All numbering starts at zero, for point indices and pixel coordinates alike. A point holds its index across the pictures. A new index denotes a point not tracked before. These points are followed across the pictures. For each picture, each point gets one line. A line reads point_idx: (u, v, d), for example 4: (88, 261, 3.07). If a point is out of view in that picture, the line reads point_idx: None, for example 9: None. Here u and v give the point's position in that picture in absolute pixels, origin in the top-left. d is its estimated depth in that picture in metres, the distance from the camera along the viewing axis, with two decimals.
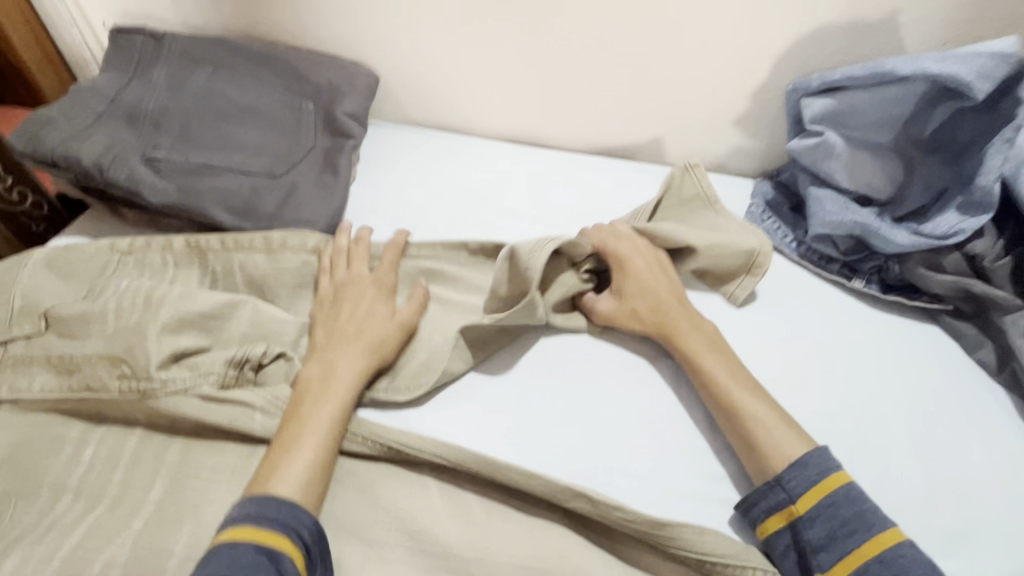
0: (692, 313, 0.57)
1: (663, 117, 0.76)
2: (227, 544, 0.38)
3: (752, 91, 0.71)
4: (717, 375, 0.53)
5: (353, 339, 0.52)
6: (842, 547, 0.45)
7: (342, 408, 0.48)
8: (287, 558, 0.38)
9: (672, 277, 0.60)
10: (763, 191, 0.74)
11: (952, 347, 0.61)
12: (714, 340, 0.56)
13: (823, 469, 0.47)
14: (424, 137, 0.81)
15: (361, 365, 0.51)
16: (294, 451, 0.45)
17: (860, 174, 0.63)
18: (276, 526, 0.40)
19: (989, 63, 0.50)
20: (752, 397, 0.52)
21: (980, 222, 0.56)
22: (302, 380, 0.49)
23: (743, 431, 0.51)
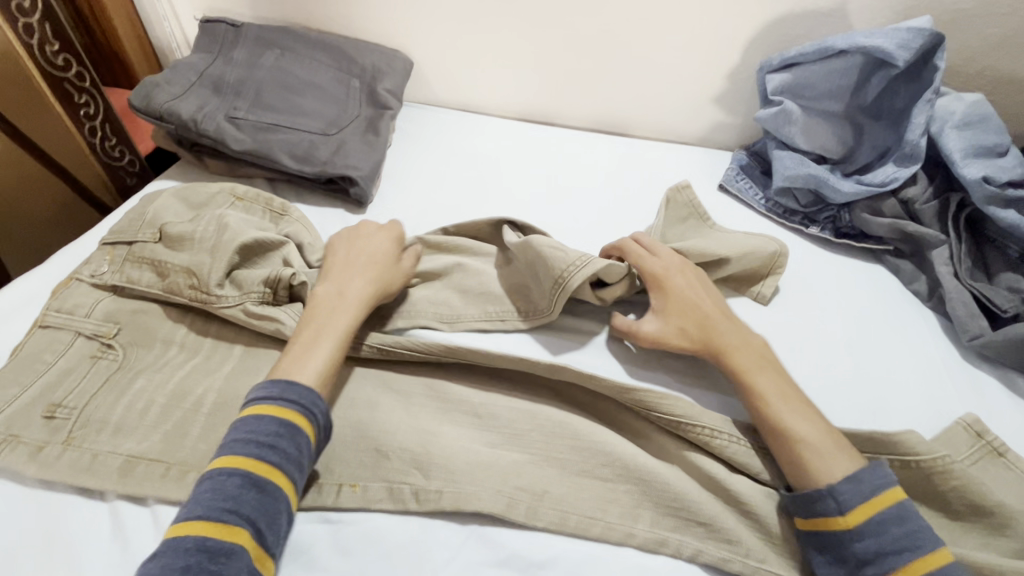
0: (739, 330, 0.55)
1: (654, 93, 0.88)
2: (252, 416, 0.46)
3: (728, 71, 0.83)
4: (771, 397, 0.50)
5: (363, 270, 0.59)
6: (891, 564, 0.42)
7: (349, 330, 0.54)
8: (307, 436, 0.47)
9: (715, 294, 0.58)
10: (739, 158, 0.85)
11: (891, 281, 0.70)
12: (764, 356, 0.53)
13: (878, 486, 0.44)
14: (448, 114, 0.95)
15: (368, 294, 0.57)
16: (309, 350, 0.51)
17: (815, 136, 0.73)
18: (294, 405, 0.47)
19: (908, 36, 0.63)
20: (802, 415, 0.49)
21: (911, 171, 0.67)
22: (320, 296, 0.56)
23: (792, 450, 0.47)
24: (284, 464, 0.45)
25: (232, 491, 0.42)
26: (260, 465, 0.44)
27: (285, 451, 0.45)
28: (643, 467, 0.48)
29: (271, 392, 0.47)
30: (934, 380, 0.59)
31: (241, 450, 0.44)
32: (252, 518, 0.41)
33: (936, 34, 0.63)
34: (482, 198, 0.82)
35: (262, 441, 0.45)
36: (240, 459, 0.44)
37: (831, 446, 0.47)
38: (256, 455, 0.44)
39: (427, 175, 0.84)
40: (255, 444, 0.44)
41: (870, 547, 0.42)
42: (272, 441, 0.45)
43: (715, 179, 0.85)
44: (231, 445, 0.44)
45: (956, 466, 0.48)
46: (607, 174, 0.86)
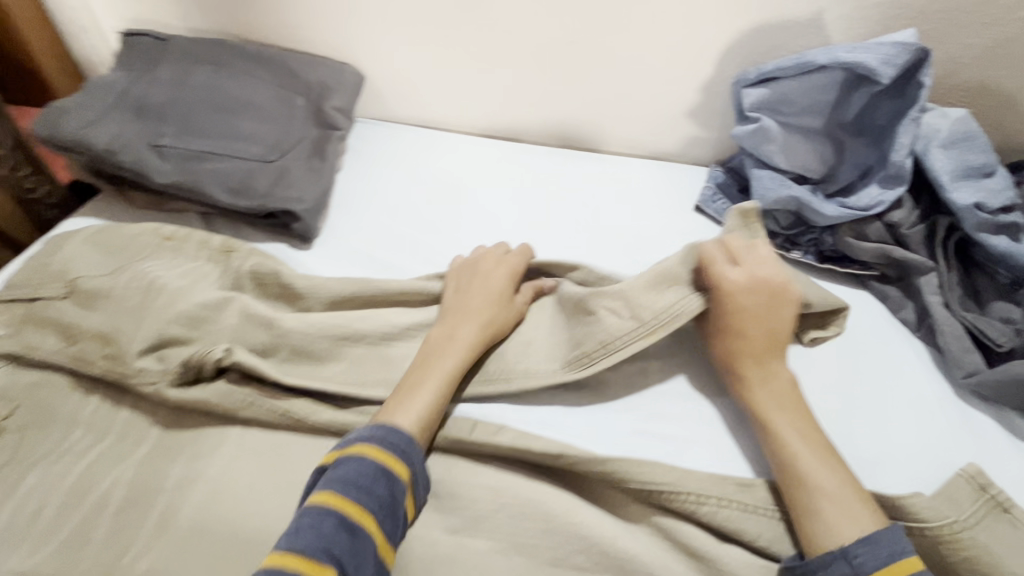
0: (781, 360, 0.50)
1: (625, 107, 0.82)
2: (355, 455, 0.42)
3: (701, 84, 0.78)
4: (789, 436, 0.46)
5: (475, 310, 0.54)
6: None
7: (452, 373, 0.49)
8: (402, 482, 0.42)
9: (785, 318, 0.51)
10: (715, 176, 0.80)
11: (878, 309, 0.66)
12: (795, 394, 0.49)
13: (901, 551, 0.39)
14: (405, 131, 0.88)
15: (480, 335, 0.52)
16: (412, 393, 0.47)
17: (795, 155, 0.69)
18: (394, 449, 0.43)
19: (892, 50, 0.59)
20: (823, 460, 0.45)
21: (896, 193, 0.63)
22: (433, 338, 0.52)
23: (800, 496, 0.44)
24: (376, 510, 0.40)
25: (328, 533, 0.37)
26: (354, 508, 0.39)
27: (379, 496, 0.40)
28: (622, 553, 0.42)
29: (374, 431, 0.43)
30: (929, 427, 0.54)
31: (339, 489, 0.40)
32: (343, 566, 0.37)
33: (922, 48, 0.59)
34: (442, 225, 0.75)
35: (360, 482, 0.40)
36: (341, 499, 0.39)
37: (849, 495, 0.43)
38: (353, 497, 0.40)
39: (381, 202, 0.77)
40: (355, 485, 0.40)
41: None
42: (370, 484, 0.40)
43: (691, 199, 0.80)
44: (328, 482, 0.40)
45: (964, 535, 0.44)
46: (578, 195, 0.80)
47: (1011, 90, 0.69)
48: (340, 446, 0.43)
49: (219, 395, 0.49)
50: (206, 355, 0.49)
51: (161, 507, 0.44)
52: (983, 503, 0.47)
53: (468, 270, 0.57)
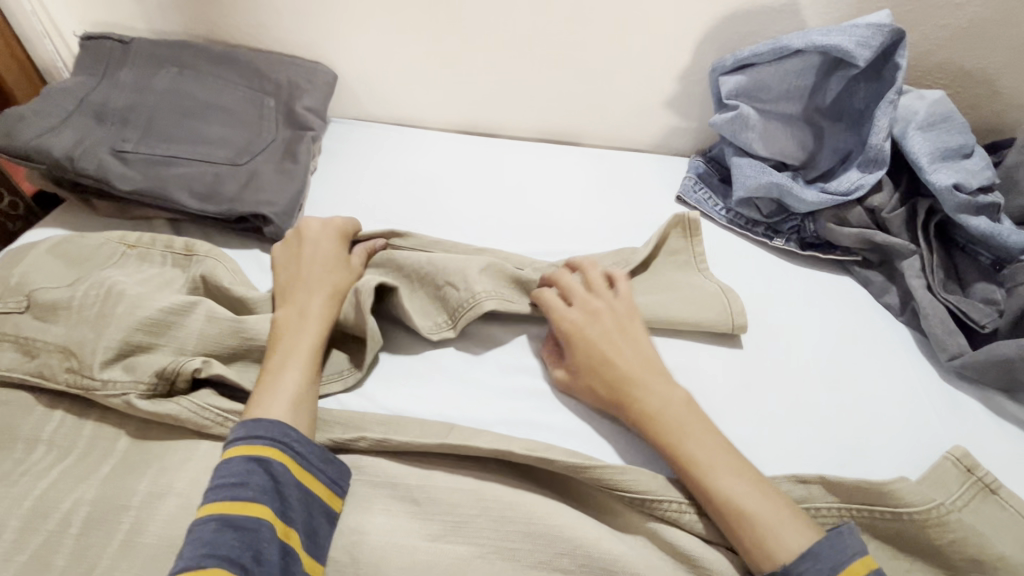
0: (664, 378, 0.49)
1: (603, 99, 0.81)
2: (223, 458, 0.41)
3: (678, 74, 0.77)
4: (703, 463, 0.44)
5: (315, 287, 0.54)
6: None
7: (312, 346, 0.50)
8: (284, 464, 0.42)
9: (639, 336, 0.52)
10: (695, 166, 0.79)
11: (861, 295, 0.65)
12: (689, 412, 0.47)
13: (844, 559, 0.39)
14: (379, 130, 0.86)
15: (329, 301, 0.54)
16: (275, 378, 0.47)
17: (774, 142, 0.68)
18: (262, 441, 0.42)
19: (867, 32, 0.58)
20: (735, 476, 0.43)
21: (876, 176, 0.63)
22: (279, 319, 0.51)
23: (733, 524, 0.42)
24: (263, 499, 0.40)
25: (209, 538, 0.37)
26: (234, 506, 0.39)
27: (260, 484, 0.40)
28: (607, 555, 0.41)
29: (237, 435, 0.42)
30: (915, 412, 0.54)
31: (216, 494, 0.39)
32: (233, 559, 0.36)
33: (896, 29, 0.58)
34: (419, 224, 0.73)
35: (230, 481, 0.40)
36: (216, 504, 0.39)
37: (770, 508, 0.42)
38: (229, 497, 0.39)
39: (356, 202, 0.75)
40: (227, 485, 0.40)
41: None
42: (244, 477, 0.40)
43: (671, 189, 0.79)
44: (207, 490, 0.40)
45: (951, 517, 0.44)
46: (557, 189, 0.78)
47: (988, 70, 0.69)
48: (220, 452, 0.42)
49: (188, 409, 0.47)
50: (181, 365, 0.47)
51: (128, 526, 0.42)
52: (971, 487, 0.46)
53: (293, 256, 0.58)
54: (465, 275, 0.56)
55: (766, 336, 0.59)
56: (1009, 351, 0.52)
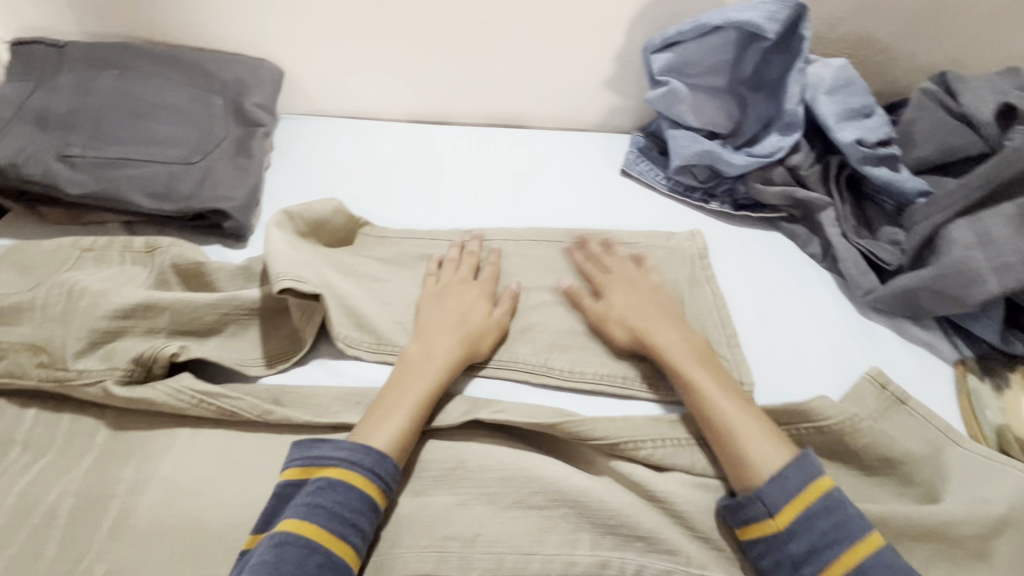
0: (677, 322, 0.56)
1: (547, 83, 0.85)
2: (337, 483, 0.43)
3: (614, 55, 0.82)
4: (705, 388, 0.50)
5: (450, 329, 0.55)
6: (824, 559, 0.42)
7: (420, 398, 0.49)
8: (368, 497, 0.43)
9: (668, 300, 0.59)
10: (636, 141, 0.84)
11: (788, 247, 0.72)
12: (698, 351, 0.54)
13: (807, 477, 0.45)
14: (331, 125, 0.87)
15: (459, 357, 0.53)
16: (381, 419, 0.47)
17: (704, 113, 0.74)
18: (383, 476, 0.44)
19: (774, 8, 0.65)
20: (732, 401, 0.49)
21: (792, 139, 0.70)
22: (409, 355, 0.53)
23: (725, 440, 0.48)
24: (360, 542, 0.42)
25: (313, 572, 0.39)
26: (338, 543, 0.40)
27: (362, 527, 0.42)
28: (574, 488, 0.46)
29: (358, 458, 0.44)
30: (836, 345, 0.61)
31: (326, 522, 0.41)
32: None
33: (798, 4, 0.65)
34: (373, 208, 0.76)
35: (348, 515, 0.42)
36: (322, 532, 0.40)
37: (752, 425, 0.48)
38: (339, 532, 0.41)
39: (312, 196, 0.77)
40: (339, 517, 0.41)
41: (800, 547, 0.43)
42: (357, 517, 0.42)
43: (616, 164, 0.84)
44: (314, 515, 0.41)
45: (862, 425, 0.51)
46: (511, 171, 0.82)
47: (884, 39, 0.77)
48: (325, 477, 0.43)
49: (164, 390, 0.48)
50: (158, 350, 0.50)
51: (117, 509, 0.43)
52: (888, 404, 0.53)
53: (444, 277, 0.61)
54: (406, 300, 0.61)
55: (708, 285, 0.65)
56: (908, 283, 0.59)
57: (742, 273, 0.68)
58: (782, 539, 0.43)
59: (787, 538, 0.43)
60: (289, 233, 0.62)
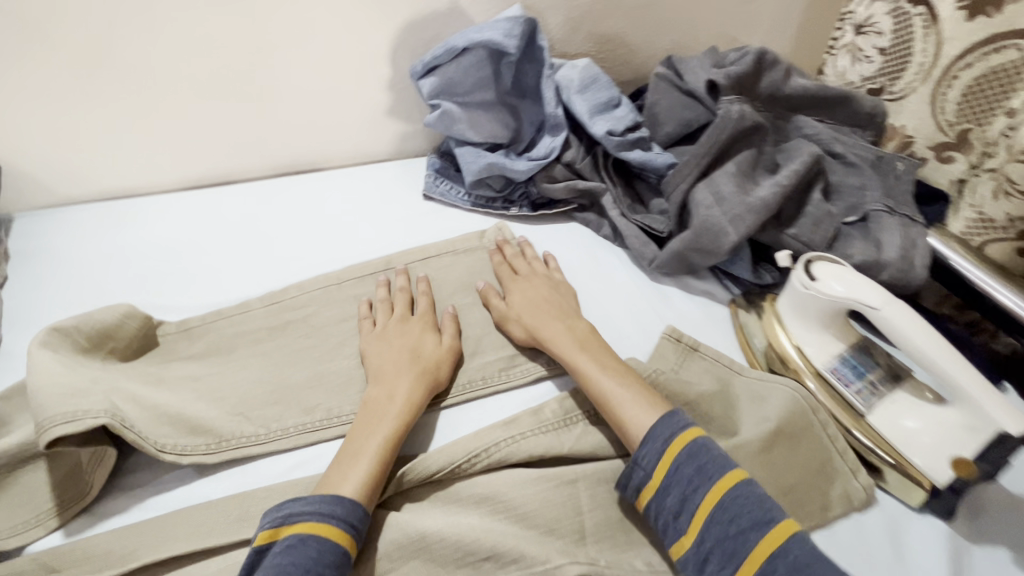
0: (568, 307, 0.62)
1: (326, 123, 0.83)
2: (310, 538, 0.42)
3: (385, 85, 0.82)
4: (591, 371, 0.54)
5: (410, 368, 0.55)
6: (693, 504, 0.44)
7: (385, 437, 0.49)
8: (341, 548, 0.42)
9: (560, 292, 0.65)
10: (433, 162, 0.85)
11: (586, 233, 0.78)
12: (589, 339, 0.58)
13: (673, 430, 0.48)
14: (89, 213, 0.76)
15: (419, 389, 0.53)
16: (346, 465, 0.47)
17: (482, 128, 0.77)
18: (345, 525, 0.43)
19: (509, 24, 0.70)
20: (612, 378, 0.53)
21: (561, 137, 0.76)
22: (370, 400, 0.53)
23: (613, 415, 0.51)
24: None
25: None
26: None
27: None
28: (416, 538, 0.45)
29: (330, 510, 0.43)
30: (640, 311, 0.67)
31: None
32: None
33: (529, 18, 0.71)
34: (156, 296, 0.67)
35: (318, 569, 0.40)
36: None
37: (630, 395, 0.51)
38: None
39: (87, 300, 0.65)
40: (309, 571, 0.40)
41: (675, 500, 0.45)
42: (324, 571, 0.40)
43: (418, 189, 0.84)
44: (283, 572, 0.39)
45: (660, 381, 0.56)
46: (311, 218, 0.78)
47: (618, 33, 0.86)
48: (298, 533, 0.42)
49: None
50: None
51: None
52: (684, 352, 0.59)
53: (382, 317, 0.62)
54: (206, 396, 0.55)
55: None
56: (679, 246, 0.67)
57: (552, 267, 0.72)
58: (659, 496, 0.46)
59: (664, 495, 0.45)
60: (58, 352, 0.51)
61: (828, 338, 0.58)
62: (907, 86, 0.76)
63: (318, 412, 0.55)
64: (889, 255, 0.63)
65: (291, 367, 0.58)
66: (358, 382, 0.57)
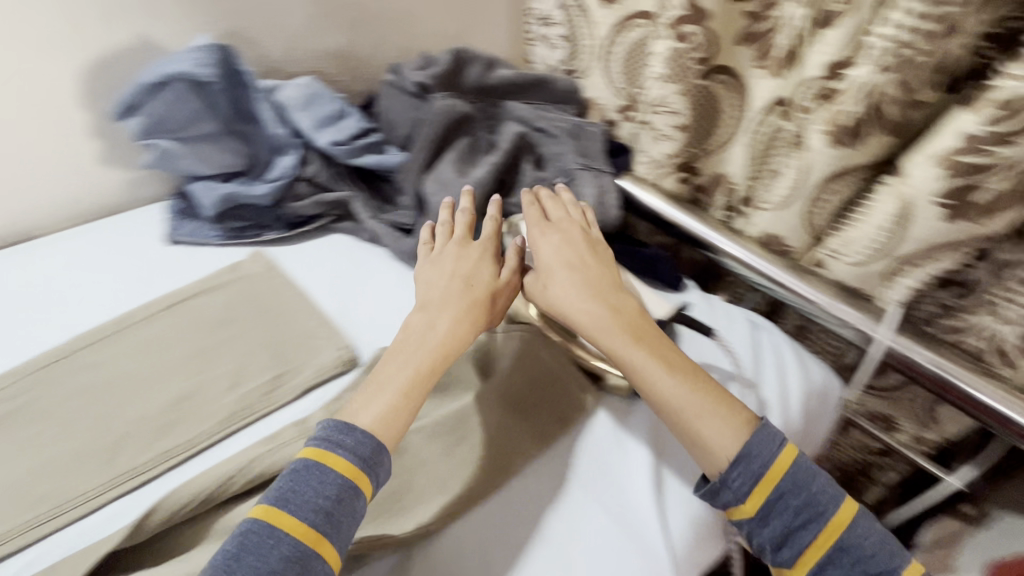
0: (607, 269, 0.62)
1: (22, 185, 0.73)
2: (319, 467, 0.46)
3: (87, 132, 0.74)
4: (644, 369, 0.55)
5: (455, 304, 0.58)
6: (801, 541, 0.48)
7: (415, 373, 0.53)
8: (349, 481, 0.46)
9: (602, 258, 0.64)
10: (172, 205, 0.80)
11: (348, 240, 0.80)
12: (639, 320, 0.58)
13: (772, 450, 0.50)
14: None
15: (460, 324, 0.57)
16: (368, 401, 0.51)
17: (210, 160, 0.75)
18: (357, 461, 0.47)
19: (200, 54, 0.69)
20: (668, 377, 0.54)
21: (295, 155, 0.77)
22: (411, 327, 0.57)
23: (678, 420, 0.53)
24: (333, 532, 0.44)
25: (278, 561, 0.41)
26: (306, 532, 0.43)
27: (336, 513, 0.44)
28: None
29: (342, 438, 0.48)
30: (402, 300, 0.71)
31: (302, 513, 0.43)
32: None
33: (221, 46, 0.71)
34: None
35: (321, 505, 0.44)
36: (292, 523, 0.43)
37: (704, 404, 0.52)
38: (307, 520, 0.43)
39: None
40: (316, 504, 0.44)
41: (776, 530, 0.49)
42: (330, 504, 0.44)
43: (161, 236, 0.79)
44: (286, 503, 0.44)
45: None
46: (28, 293, 0.69)
47: (340, 48, 0.89)
48: (317, 458, 0.47)
49: None
50: None
51: None
52: None
53: (438, 233, 0.67)
54: None
55: (280, 307, 0.69)
56: None
57: (314, 280, 0.74)
58: (758, 523, 0.49)
59: (761, 525, 0.49)
60: None
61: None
62: (586, 66, 0.92)
63: (53, 497, 0.50)
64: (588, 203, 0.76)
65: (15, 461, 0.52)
66: (100, 452, 0.53)
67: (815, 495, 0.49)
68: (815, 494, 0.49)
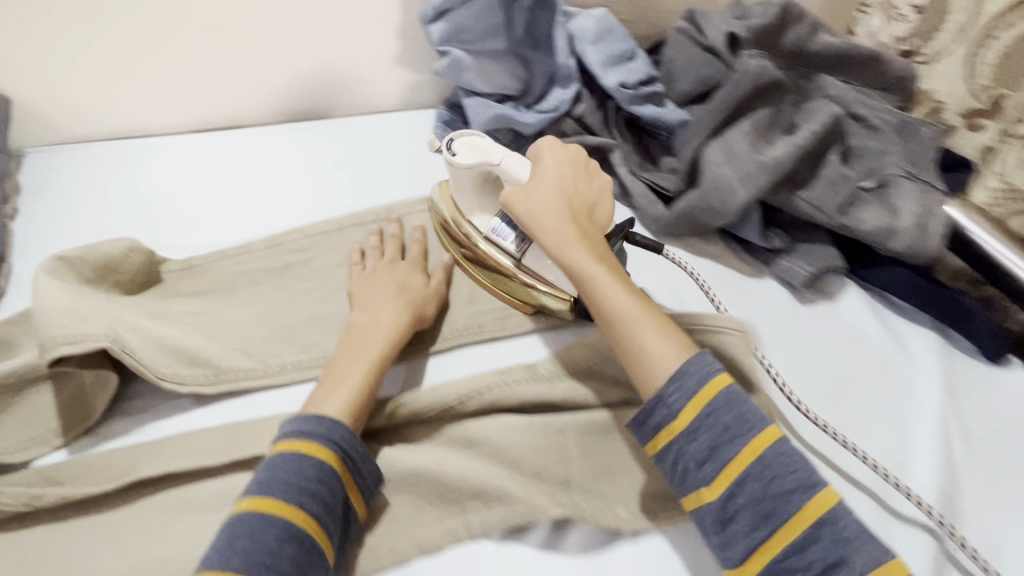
0: (588, 192, 0.56)
1: (337, 71, 0.81)
2: (288, 455, 0.42)
3: (396, 30, 0.79)
4: (604, 286, 0.49)
5: (395, 300, 0.55)
6: (725, 455, 0.41)
7: (369, 366, 0.50)
8: (325, 463, 0.43)
9: (588, 181, 0.56)
10: (440, 115, 0.82)
11: None
12: (600, 248, 0.52)
13: (705, 374, 0.43)
14: (100, 151, 0.75)
15: (402, 320, 0.54)
16: (328, 393, 0.47)
17: (491, 78, 0.74)
18: (321, 440, 0.43)
19: None
20: (620, 291, 0.48)
21: (571, 90, 0.74)
22: (354, 326, 0.53)
23: (626, 341, 0.47)
24: (320, 514, 0.41)
25: (271, 542, 0.38)
26: (296, 513, 0.40)
27: (321, 497, 0.41)
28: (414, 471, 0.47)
29: (303, 426, 0.44)
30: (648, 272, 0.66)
31: (281, 493, 0.40)
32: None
33: None
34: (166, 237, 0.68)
35: (302, 486, 0.41)
36: (278, 504, 0.40)
37: (651, 321, 0.47)
38: (293, 501, 0.40)
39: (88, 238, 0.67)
40: (294, 486, 0.41)
41: (701, 445, 0.42)
42: (310, 486, 0.41)
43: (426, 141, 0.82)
44: (267, 487, 0.41)
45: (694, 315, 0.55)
46: (319, 164, 0.77)
47: None
48: (276, 452, 0.43)
49: None
50: None
51: None
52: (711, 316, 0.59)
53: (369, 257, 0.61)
54: (214, 331, 0.56)
55: None
56: (687, 206, 0.65)
57: None
58: (686, 437, 0.43)
59: (688, 440, 0.42)
60: (69, 284, 0.52)
61: (478, 212, 0.60)
62: (941, 46, 0.72)
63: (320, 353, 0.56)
64: (905, 221, 0.60)
65: (295, 311, 0.59)
66: None
67: (746, 412, 0.42)
68: (747, 411, 0.42)
